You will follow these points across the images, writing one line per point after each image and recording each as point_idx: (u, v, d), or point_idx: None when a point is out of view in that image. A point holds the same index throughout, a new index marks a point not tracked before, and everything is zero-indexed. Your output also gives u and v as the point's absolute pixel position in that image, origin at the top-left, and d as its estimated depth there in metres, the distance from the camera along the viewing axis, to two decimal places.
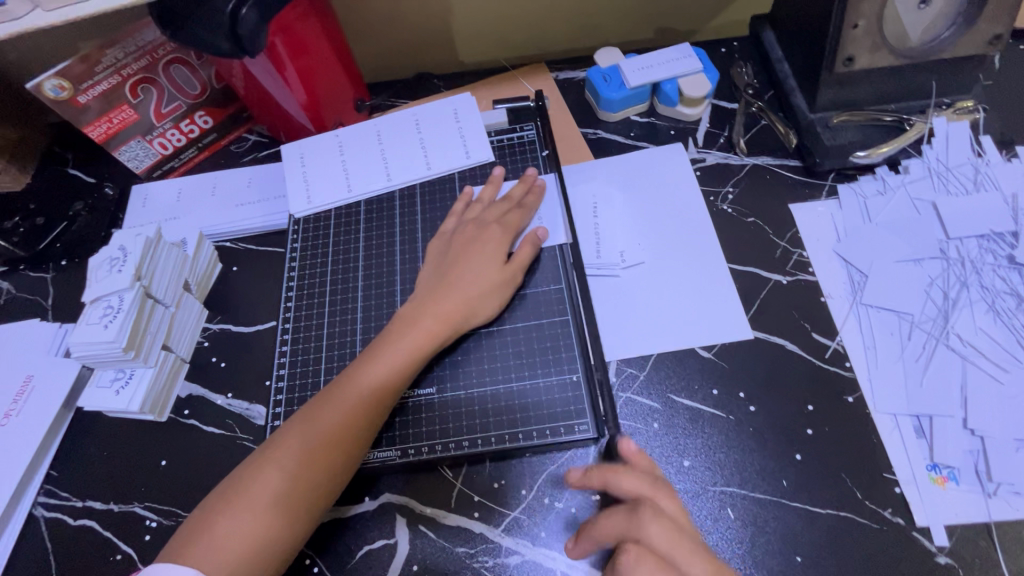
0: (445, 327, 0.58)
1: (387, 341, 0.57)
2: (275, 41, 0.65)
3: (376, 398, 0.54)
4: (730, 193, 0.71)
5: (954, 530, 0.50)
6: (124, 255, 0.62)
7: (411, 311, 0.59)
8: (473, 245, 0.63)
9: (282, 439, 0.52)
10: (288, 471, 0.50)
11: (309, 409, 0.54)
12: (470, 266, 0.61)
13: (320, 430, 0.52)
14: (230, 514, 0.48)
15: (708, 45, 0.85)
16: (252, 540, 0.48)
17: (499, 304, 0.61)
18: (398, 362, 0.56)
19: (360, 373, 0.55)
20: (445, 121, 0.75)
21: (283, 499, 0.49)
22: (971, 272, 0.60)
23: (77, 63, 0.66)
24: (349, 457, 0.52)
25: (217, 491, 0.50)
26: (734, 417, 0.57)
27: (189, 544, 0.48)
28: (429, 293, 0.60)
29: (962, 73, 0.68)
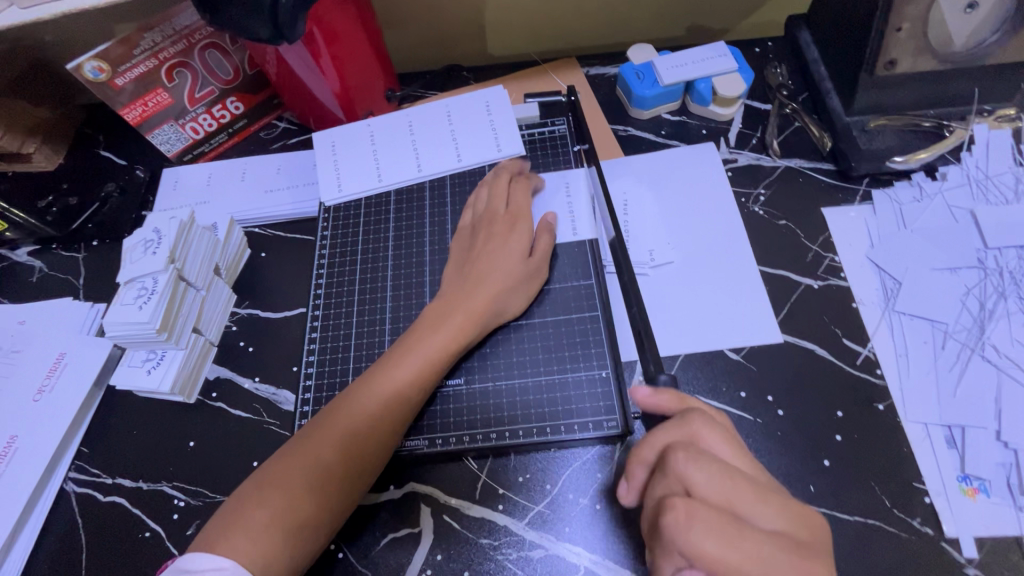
0: (477, 323, 0.58)
1: (419, 335, 0.57)
2: (311, 31, 0.66)
3: (410, 392, 0.55)
4: (762, 195, 0.70)
5: (984, 543, 0.50)
6: (159, 237, 0.63)
7: (443, 306, 0.59)
8: (500, 237, 0.63)
9: (315, 429, 0.53)
10: (321, 462, 0.51)
11: (343, 402, 0.54)
12: (500, 259, 0.61)
13: (355, 423, 0.52)
14: (265, 506, 0.48)
15: (742, 44, 0.84)
16: (289, 531, 0.48)
17: (527, 297, 0.61)
18: (431, 357, 0.56)
19: (393, 367, 0.55)
20: (477, 112, 0.74)
21: (320, 491, 0.50)
22: (1009, 282, 0.59)
23: (116, 45, 0.66)
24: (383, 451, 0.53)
25: (250, 480, 0.50)
26: (761, 420, 0.57)
27: (222, 534, 0.47)
28: (461, 288, 0.60)
29: (1006, 80, 0.67)
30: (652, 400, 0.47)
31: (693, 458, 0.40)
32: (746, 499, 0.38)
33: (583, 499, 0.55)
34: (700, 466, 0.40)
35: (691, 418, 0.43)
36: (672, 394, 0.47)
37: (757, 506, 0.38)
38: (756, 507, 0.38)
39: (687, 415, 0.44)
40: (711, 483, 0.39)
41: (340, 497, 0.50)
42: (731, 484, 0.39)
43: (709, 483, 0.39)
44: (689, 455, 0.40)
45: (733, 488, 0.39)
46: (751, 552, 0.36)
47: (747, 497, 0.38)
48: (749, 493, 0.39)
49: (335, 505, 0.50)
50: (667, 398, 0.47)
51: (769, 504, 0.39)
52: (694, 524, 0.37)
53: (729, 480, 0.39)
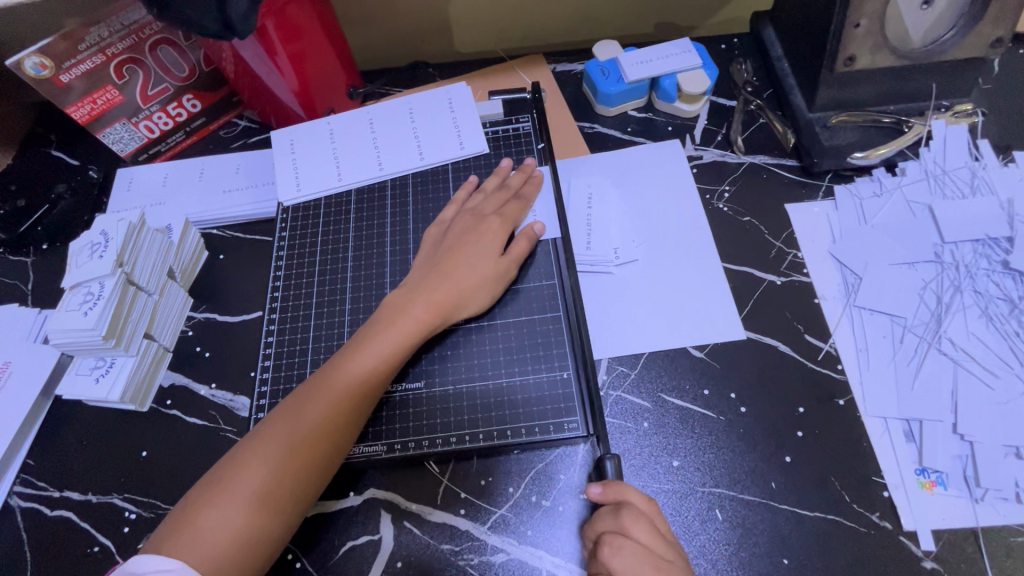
0: (436, 316, 0.57)
1: (374, 329, 0.56)
2: (265, 24, 0.63)
3: (367, 385, 0.53)
4: (726, 192, 0.70)
5: (941, 535, 0.50)
6: (106, 241, 0.60)
7: (402, 298, 0.58)
8: (467, 238, 0.62)
9: (269, 428, 0.51)
10: (275, 461, 0.49)
11: (295, 400, 0.52)
12: (465, 257, 0.60)
13: (308, 418, 0.51)
14: (216, 507, 0.47)
15: (708, 40, 0.83)
16: (241, 532, 0.47)
17: (491, 296, 0.60)
18: (388, 351, 0.55)
19: (348, 360, 0.54)
20: (439, 110, 0.73)
21: (272, 489, 0.48)
22: (966, 276, 0.59)
23: (59, 41, 0.64)
24: (339, 444, 0.52)
25: (205, 481, 0.49)
26: (725, 418, 0.56)
27: (173, 535, 0.47)
28: (420, 282, 0.59)
29: (962, 76, 0.67)
30: (602, 496, 0.49)
31: (614, 551, 0.46)
32: None
33: (546, 501, 0.54)
34: (619, 560, 0.45)
35: (621, 513, 0.47)
36: (613, 486, 0.49)
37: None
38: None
39: (619, 509, 0.48)
40: (626, 574, 0.45)
41: (295, 494, 0.49)
42: (643, 571, 0.45)
43: (624, 569, 0.45)
44: (610, 551, 0.46)
45: (645, 574, 0.45)
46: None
47: None
48: None
49: (290, 503, 0.49)
50: (611, 491, 0.49)
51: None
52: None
53: (641, 571, 0.45)
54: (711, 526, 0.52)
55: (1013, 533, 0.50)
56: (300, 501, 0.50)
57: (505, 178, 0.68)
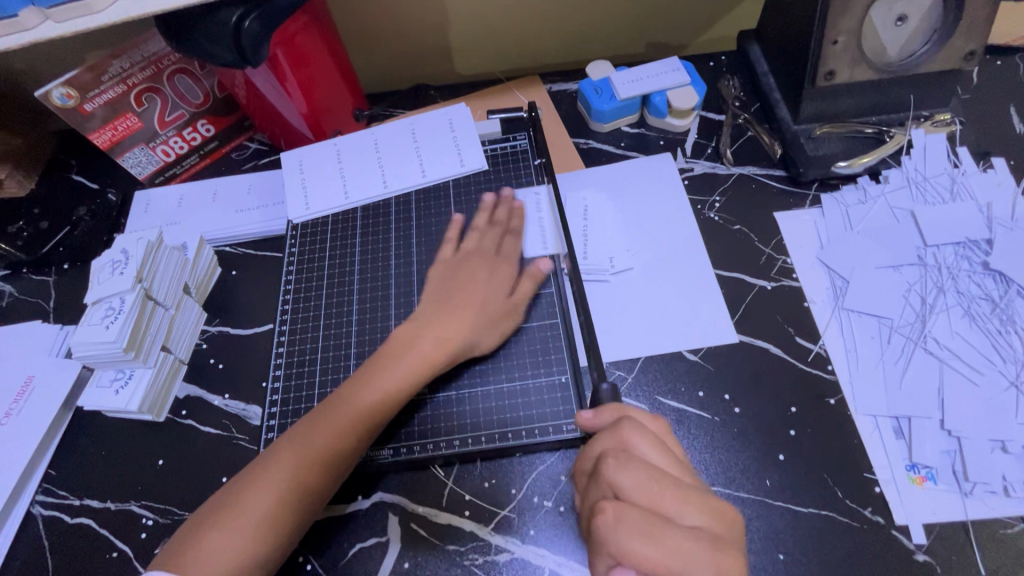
0: (445, 354, 0.59)
1: (383, 360, 0.58)
2: (277, 53, 0.68)
3: (373, 418, 0.55)
4: (717, 202, 0.73)
5: (933, 529, 0.51)
6: (126, 258, 0.64)
7: (411, 331, 0.60)
8: (473, 274, 0.64)
9: (274, 458, 0.53)
10: (277, 491, 0.51)
11: (300, 433, 0.54)
12: (474, 294, 0.62)
13: (315, 448, 0.53)
14: (220, 527, 0.49)
15: (697, 58, 0.87)
16: (243, 550, 0.49)
17: (501, 332, 0.62)
18: (396, 388, 0.56)
19: (355, 390, 0.56)
20: (440, 130, 0.77)
21: (274, 513, 0.50)
22: (948, 278, 0.62)
23: (84, 73, 0.68)
24: (339, 472, 0.53)
25: (213, 503, 0.51)
26: (719, 418, 0.58)
27: (180, 553, 0.49)
28: (427, 317, 0.61)
29: (940, 87, 0.70)
30: (594, 420, 0.48)
31: (619, 464, 0.41)
32: (673, 502, 0.39)
33: (548, 502, 0.56)
34: (628, 473, 0.40)
35: (621, 423, 0.44)
36: (611, 407, 0.48)
37: (679, 507, 0.39)
38: (681, 511, 0.39)
39: (618, 422, 0.44)
40: (640, 490, 0.39)
41: (295, 518, 0.51)
42: (656, 491, 0.39)
43: (637, 490, 0.39)
44: (617, 462, 0.41)
45: (661, 492, 0.39)
46: (678, 553, 0.36)
47: (675, 495, 0.39)
48: (675, 492, 0.39)
49: (289, 526, 0.51)
50: (605, 411, 0.48)
51: (692, 504, 0.39)
52: (622, 527, 0.37)
53: (654, 485, 0.39)
54: None
55: (1001, 526, 0.51)
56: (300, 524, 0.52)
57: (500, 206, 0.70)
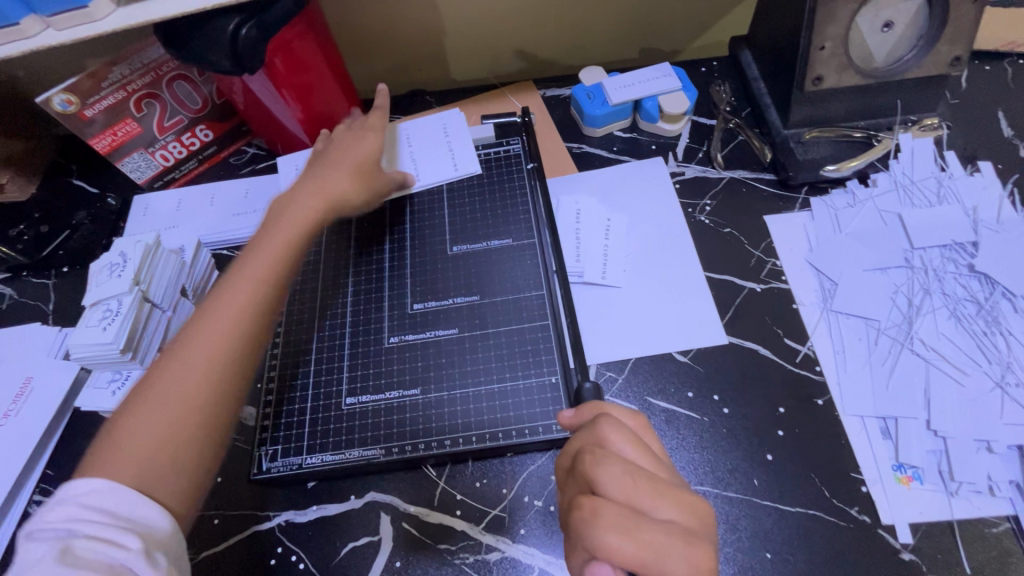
0: (323, 206, 0.61)
1: (249, 250, 0.57)
2: (274, 60, 0.69)
3: (293, 240, 0.57)
4: (708, 205, 0.74)
5: (919, 528, 0.52)
6: (124, 261, 0.65)
7: (271, 213, 0.61)
8: (327, 164, 0.66)
9: (197, 330, 0.50)
10: (194, 378, 0.48)
11: (214, 313, 0.51)
12: (344, 157, 0.66)
13: (247, 276, 0.53)
14: (136, 419, 0.46)
15: (689, 64, 0.88)
16: (158, 443, 0.45)
17: (364, 181, 0.66)
18: (252, 279, 0.53)
19: (237, 269, 0.54)
20: (435, 133, 0.79)
21: (209, 356, 0.49)
22: (934, 280, 0.62)
23: (85, 79, 0.69)
24: (273, 309, 0.54)
25: (133, 394, 0.48)
26: (708, 419, 0.59)
27: (96, 461, 0.45)
28: (302, 185, 0.63)
29: (927, 93, 0.71)
30: (575, 418, 0.49)
31: (597, 459, 0.41)
32: (647, 496, 0.39)
33: (538, 502, 0.57)
34: (603, 469, 0.40)
35: (597, 421, 0.45)
36: (591, 406, 0.49)
37: (654, 501, 0.39)
38: (655, 504, 0.39)
39: (596, 419, 0.45)
40: (615, 485, 0.39)
41: (222, 393, 0.48)
42: (631, 485, 0.39)
43: (612, 484, 0.39)
44: (595, 457, 0.41)
45: (635, 487, 0.39)
46: (652, 546, 0.37)
47: (652, 489, 0.39)
48: (649, 489, 0.39)
49: (227, 363, 0.49)
50: (586, 408, 0.49)
51: (666, 497, 0.39)
52: (599, 522, 0.38)
53: (629, 480, 0.39)
54: None
55: (987, 525, 0.52)
56: (239, 373, 0.50)
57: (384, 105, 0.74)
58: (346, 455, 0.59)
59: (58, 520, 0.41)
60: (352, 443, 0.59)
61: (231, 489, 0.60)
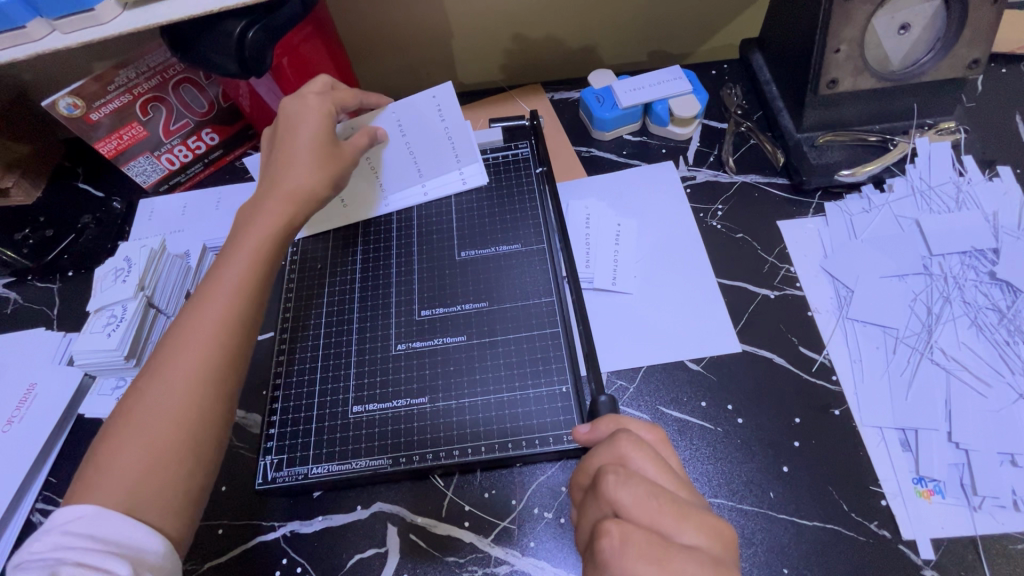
0: (293, 206, 0.58)
1: (229, 252, 0.54)
2: (280, 61, 0.69)
3: (267, 249, 0.55)
4: (720, 210, 0.72)
5: (941, 543, 0.50)
6: (129, 266, 0.64)
7: (251, 209, 0.58)
8: (283, 149, 0.60)
9: (178, 341, 0.49)
10: (176, 389, 0.47)
11: (193, 324, 0.49)
12: (297, 156, 0.59)
13: (220, 292, 0.51)
14: (122, 438, 0.45)
15: (699, 67, 0.87)
16: (148, 459, 0.44)
17: (329, 176, 0.61)
18: (230, 286, 0.52)
19: (217, 277, 0.52)
20: (429, 119, 0.69)
21: (188, 377, 0.47)
22: (954, 287, 0.61)
23: (91, 83, 0.69)
24: (251, 322, 0.52)
25: (114, 412, 0.47)
26: (722, 429, 0.58)
27: (85, 483, 0.44)
28: (267, 185, 0.59)
29: (944, 96, 0.70)
30: (591, 433, 0.48)
31: (619, 481, 0.40)
32: (672, 518, 0.38)
33: (548, 513, 0.55)
34: (627, 491, 0.39)
35: (616, 439, 0.44)
36: (607, 420, 0.48)
37: (677, 525, 0.38)
38: (679, 528, 0.38)
39: (615, 436, 0.44)
40: (639, 507, 0.38)
41: (210, 402, 0.47)
42: (656, 508, 0.38)
43: (636, 507, 0.38)
44: (618, 479, 0.40)
45: (659, 510, 0.38)
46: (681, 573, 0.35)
47: (676, 513, 0.38)
48: (671, 511, 0.38)
49: (207, 384, 0.48)
50: (603, 423, 0.48)
51: (690, 521, 0.38)
52: (628, 550, 0.36)
53: (653, 502, 0.38)
54: None
55: (1011, 541, 0.50)
56: (219, 392, 0.48)
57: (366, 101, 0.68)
58: (352, 464, 0.58)
59: (46, 549, 0.40)
60: (359, 452, 0.58)
61: (235, 498, 0.59)
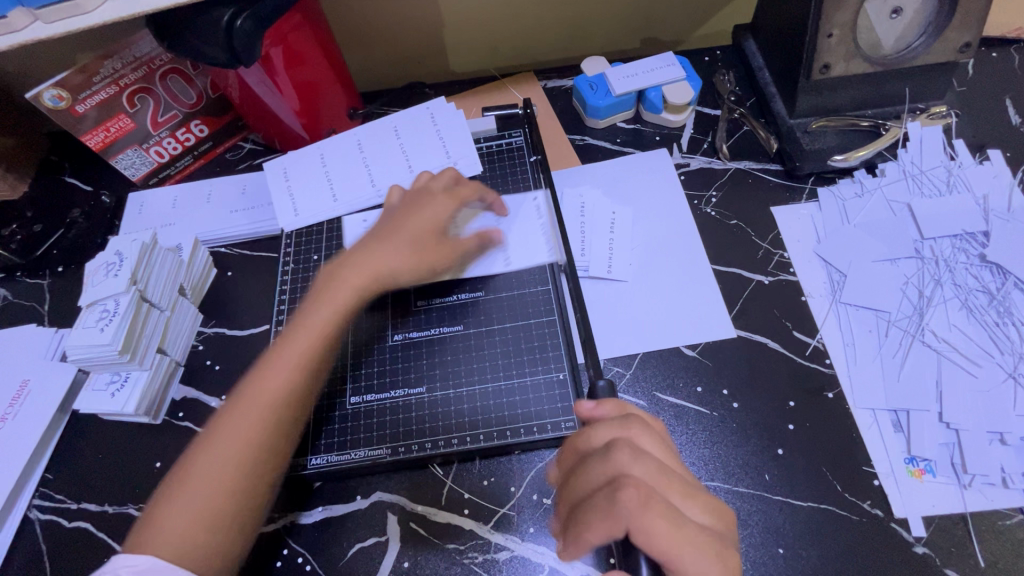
0: (366, 283, 0.56)
1: (300, 320, 0.54)
2: (270, 50, 0.67)
3: (332, 319, 0.54)
4: (714, 197, 0.73)
5: (932, 521, 0.51)
6: (120, 260, 0.63)
7: (325, 281, 0.57)
8: (386, 229, 0.59)
9: (232, 411, 0.50)
10: (224, 463, 0.48)
11: (249, 397, 0.50)
12: (398, 230, 0.59)
13: (277, 369, 0.51)
14: (174, 505, 0.47)
15: (692, 53, 0.87)
16: (196, 530, 0.46)
17: (426, 267, 0.58)
18: (295, 364, 0.51)
19: (281, 348, 0.52)
20: (422, 125, 0.76)
21: (239, 452, 0.48)
22: (945, 270, 0.62)
23: (75, 73, 0.67)
24: (305, 399, 0.52)
25: (170, 473, 0.49)
26: (718, 414, 0.58)
27: (138, 537, 0.47)
28: (346, 256, 0.58)
29: (936, 80, 0.70)
30: (595, 410, 0.47)
31: (634, 455, 0.40)
32: (679, 494, 0.40)
33: (547, 500, 0.56)
34: (642, 463, 0.40)
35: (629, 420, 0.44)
36: (612, 403, 0.48)
37: (685, 500, 0.40)
38: (686, 503, 0.40)
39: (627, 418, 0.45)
40: (652, 479, 0.39)
41: (259, 479, 0.49)
42: (666, 482, 0.39)
43: (650, 477, 0.39)
44: (634, 452, 0.40)
45: (670, 484, 0.40)
46: (691, 540, 0.37)
47: (682, 492, 0.40)
48: (680, 489, 0.40)
49: (254, 461, 0.49)
50: (609, 405, 0.48)
51: (696, 500, 0.40)
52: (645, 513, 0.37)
53: (665, 477, 0.40)
54: None
55: (1001, 517, 0.51)
56: (265, 462, 0.49)
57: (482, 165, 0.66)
58: (351, 454, 0.58)
59: None
60: (357, 443, 0.58)
61: None
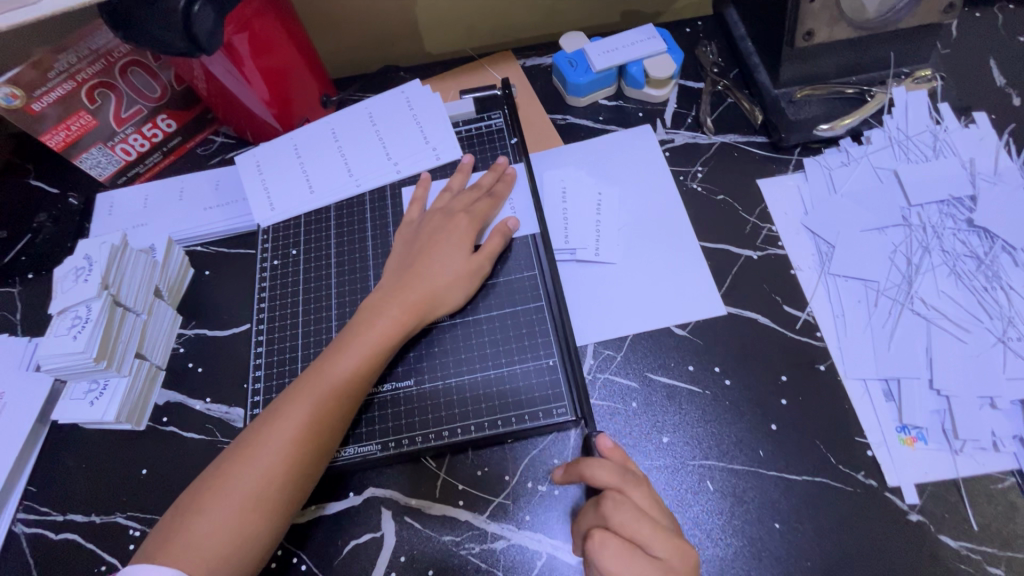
0: (412, 318, 0.58)
1: (345, 343, 0.57)
2: (234, 38, 0.64)
3: (379, 349, 0.56)
4: (699, 172, 0.71)
5: (925, 488, 0.52)
6: (90, 264, 0.61)
7: (370, 310, 0.59)
8: (416, 259, 0.62)
9: (268, 429, 0.52)
10: (256, 480, 0.50)
11: (285, 420, 0.52)
12: (435, 258, 0.61)
13: (319, 393, 0.54)
14: (202, 515, 0.49)
15: (673, 25, 0.84)
16: (224, 542, 0.48)
17: (465, 295, 0.61)
18: (336, 390, 0.54)
19: (324, 370, 0.55)
20: (400, 110, 0.74)
21: (277, 472, 0.50)
22: (933, 237, 0.61)
23: (29, 69, 0.64)
24: (340, 425, 0.54)
25: (200, 482, 0.51)
26: (710, 392, 0.58)
27: (162, 546, 0.48)
28: (385, 286, 0.61)
29: (920, 42, 0.69)
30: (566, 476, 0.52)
31: (616, 504, 0.47)
32: (651, 537, 0.45)
33: (542, 486, 0.55)
34: (620, 513, 0.46)
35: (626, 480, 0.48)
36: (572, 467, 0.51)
37: (656, 541, 0.45)
38: (656, 544, 0.45)
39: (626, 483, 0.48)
40: (625, 526, 0.46)
41: (288, 499, 0.51)
42: (640, 525, 0.46)
43: (624, 527, 0.46)
44: (613, 503, 0.47)
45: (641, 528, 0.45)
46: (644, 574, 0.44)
47: (656, 536, 0.45)
48: (654, 528, 0.46)
49: (294, 479, 0.51)
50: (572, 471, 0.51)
51: (667, 540, 0.45)
52: (605, 550, 0.44)
53: (639, 523, 0.46)
54: (703, 497, 0.53)
55: (991, 481, 0.52)
56: (296, 485, 0.51)
57: (493, 183, 0.68)
58: (342, 452, 0.57)
59: None
60: (348, 439, 0.57)
61: None
